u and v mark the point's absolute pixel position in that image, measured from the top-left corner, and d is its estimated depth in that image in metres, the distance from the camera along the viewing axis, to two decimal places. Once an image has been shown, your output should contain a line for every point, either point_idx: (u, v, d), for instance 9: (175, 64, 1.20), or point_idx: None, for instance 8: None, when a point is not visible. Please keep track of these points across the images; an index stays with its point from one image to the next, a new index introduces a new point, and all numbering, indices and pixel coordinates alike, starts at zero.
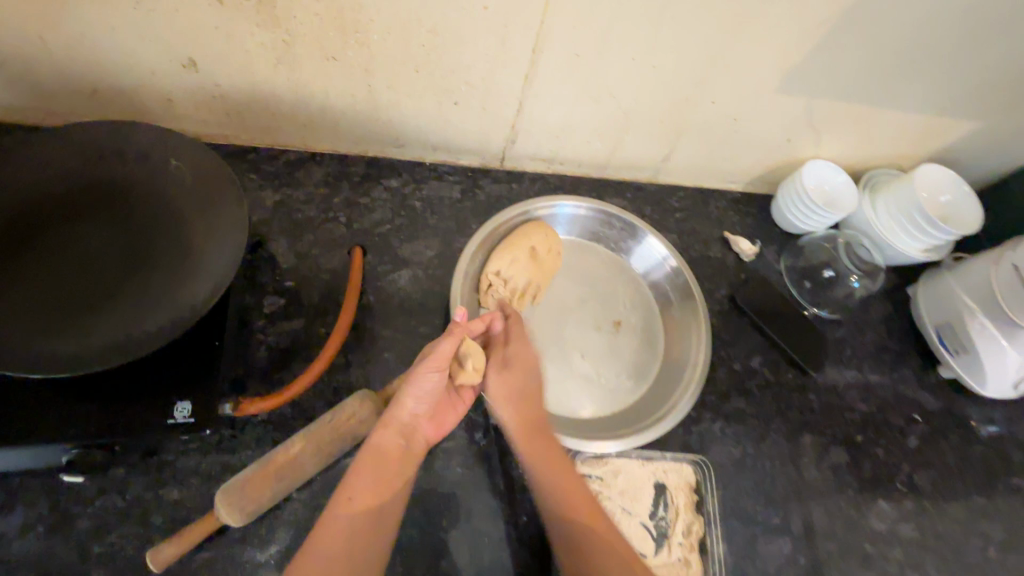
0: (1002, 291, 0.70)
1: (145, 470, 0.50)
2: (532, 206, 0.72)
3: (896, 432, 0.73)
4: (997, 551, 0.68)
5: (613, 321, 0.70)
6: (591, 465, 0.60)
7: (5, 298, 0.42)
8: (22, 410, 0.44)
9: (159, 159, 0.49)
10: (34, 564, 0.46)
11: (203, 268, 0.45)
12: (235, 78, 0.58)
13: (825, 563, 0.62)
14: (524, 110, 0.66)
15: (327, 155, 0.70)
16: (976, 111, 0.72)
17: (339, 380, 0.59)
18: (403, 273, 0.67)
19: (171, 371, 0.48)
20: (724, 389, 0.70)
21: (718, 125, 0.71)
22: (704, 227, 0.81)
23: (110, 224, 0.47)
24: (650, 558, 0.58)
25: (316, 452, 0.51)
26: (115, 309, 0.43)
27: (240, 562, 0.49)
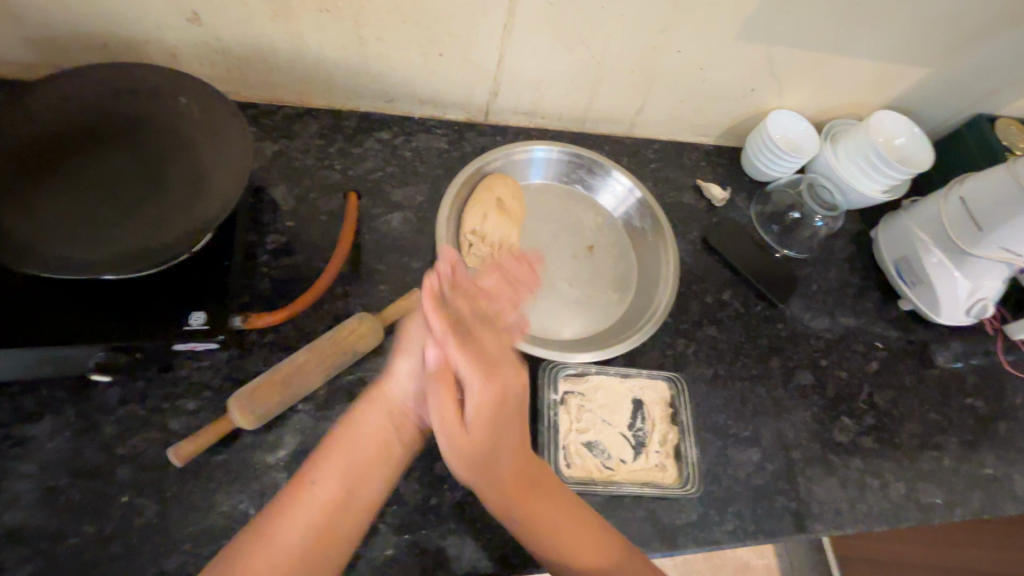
0: (950, 224, 0.75)
1: (163, 383, 0.55)
2: (510, 152, 0.77)
3: (856, 357, 0.79)
4: (951, 461, 0.74)
5: (587, 246, 0.77)
6: (573, 381, 0.66)
7: (38, 212, 0.48)
8: (53, 318, 0.48)
9: (169, 97, 0.55)
10: (67, 464, 0.50)
11: (213, 189, 0.52)
12: (236, 32, 0.62)
13: (792, 469, 0.69)
14: (505, 62, 0.71)
15: (322, 110, 0.75)
16: (922, 58, 0.78)
17: (338, 307, 0.63)
18: (395, 215, 0.72)
19: (185, 286, 0.53)
20: (696, 318, 0.76)
21: (686, 76, 0.77)
22: (677, 176, 0.87)
23: (127, 152, 0.53)
24: (628, 463, 0.62)
25: (319, 365, 0.56)
26: (136, 222, 0.50)
27: (253, 463, 0.54)
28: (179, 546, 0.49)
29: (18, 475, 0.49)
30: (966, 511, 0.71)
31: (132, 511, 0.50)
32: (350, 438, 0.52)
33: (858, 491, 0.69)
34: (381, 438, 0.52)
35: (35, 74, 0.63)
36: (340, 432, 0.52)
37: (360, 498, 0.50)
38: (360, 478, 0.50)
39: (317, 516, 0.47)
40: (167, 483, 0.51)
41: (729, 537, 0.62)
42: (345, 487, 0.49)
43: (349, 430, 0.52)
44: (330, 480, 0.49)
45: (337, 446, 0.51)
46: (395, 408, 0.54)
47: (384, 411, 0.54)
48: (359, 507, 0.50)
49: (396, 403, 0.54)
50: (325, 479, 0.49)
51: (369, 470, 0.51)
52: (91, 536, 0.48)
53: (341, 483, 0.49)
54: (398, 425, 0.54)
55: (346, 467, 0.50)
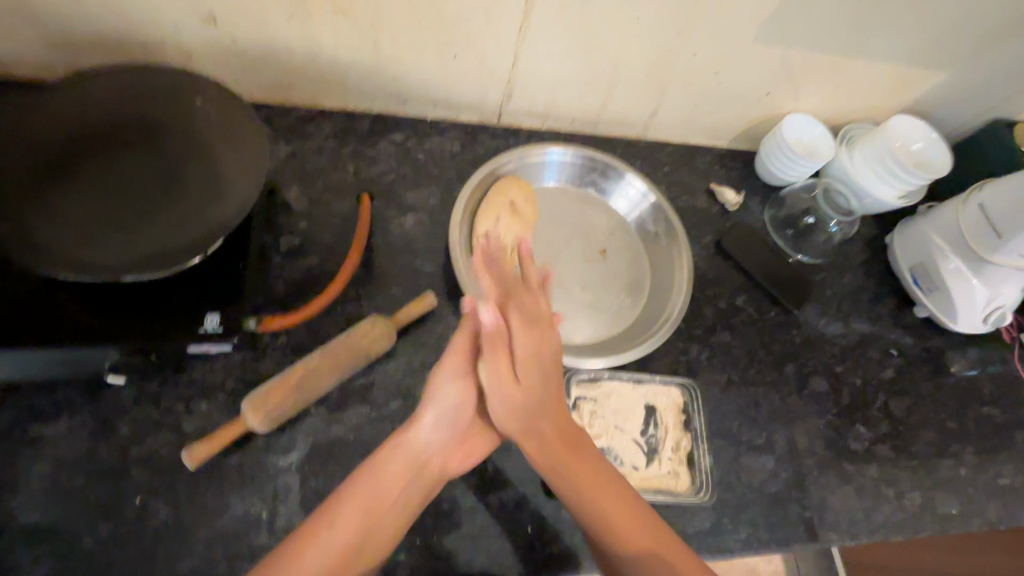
0: (970, 231, 0.74)
1: (177, 384, 0.55)
2: (525, 153, 0.77)
3: (871, 364, 0.78)
4: (967, 470, 0.73)
5: (599, 250, 0.77)
6: (586, 386, 0.65)
7: (56, 214, 0.48)
8: (70, 319, 0.49)
9: (186, 98, 0.55)
10: (81, 464, 0.50)
11: (230, 191, 0.52)
12: (253, 33, 0.62)
13: (806, 477, 0.68)
14: (519, 64, 0.71)
15: (336, 112, 0.75)
16: (942, 62, 0.77)
17: (351, 310, 0.63)
18: (408, 217, 0.71)
19: (200, 288, 0.52)
20: (710, 323, 0.75)
21: (701, 79, 0.76)
22: (691, 179, 0.86)
23: (144, 153, 0.53)
24: (641, 470, 0.62)
25: (331, 368, 0.56)
26: (153, 225, 0.50)
27: (266, 466, 0.54)
28: (193, 548, 0.50)
29: (34, 475, 0.49)
30: (983, 521, 0.71)
31: (147, 512, 0.50)
32: (375, 474, 0.50)
33: (873, 500, 0.69)
34: (400, 483, 0.50)
35: (52, 75, 0.64)
36: (369, 466, 0.51)
37: (380, 529, 0.48)
38: (384, 516, 0.49)
39: (343, 546, 0.46)
40: (181, 484, 0.51)
41: (743, 545, 0.62)
42: (368, 522, 0.48)
43: (377, 470, 0.50)
44: (352, 517, 0.47)
45: (360, 482, 0.50)
46: (418, 459, 0.52)
47: (408, 460, 0.52)
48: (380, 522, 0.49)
49: (422, 452, 0.52)
50: (350, 511, 0.48)
51: (394, 503, 0.50)
52: (106, 537, 0.48)
53: (364, 517, 0.48)
54: (422, 471, 0.52)
55: (369, 508, 0.48)
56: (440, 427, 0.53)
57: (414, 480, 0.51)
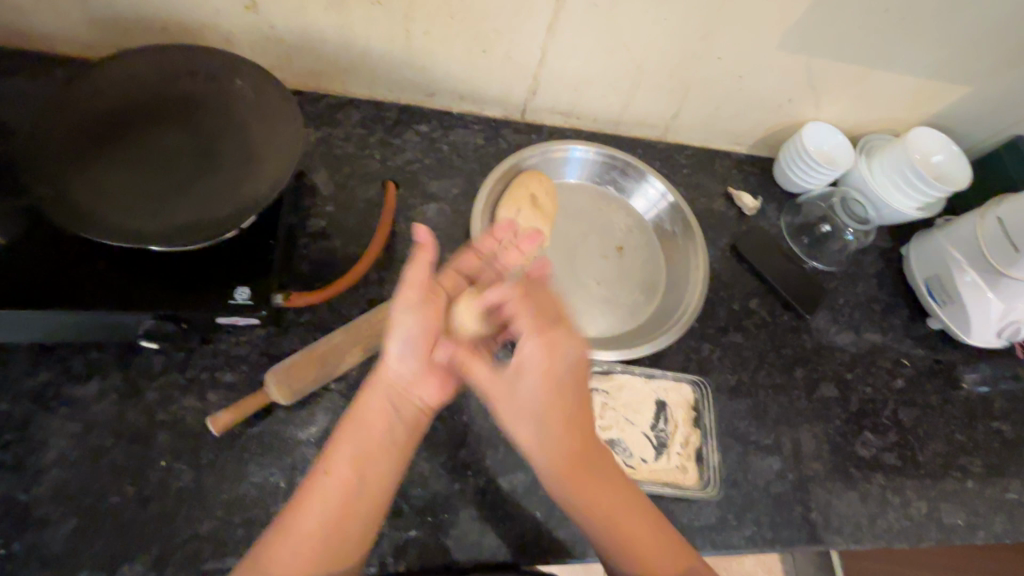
0: (988, 245, 0.74)
1: (204, 354, 0.57)
2: (549, 148, 0.78)
3: (882, 373, 0.79)
4: (975, 483, 0.73)
5: (615, 247, 0.78)
6: (598, 379, 0.66)
7: (98, 182, 0.50)
8: (106, 284, 0.51)
9: (226, 79, 0.57)
10: (111, 425, 0.52)
11: (264, 169, 0.53)
12: (290, 20, 0.64)
13: (812, 481, 0.68)
14: (546, 61, 0.72)
15: (365, 101, 0.76)
16: (965, 75, 0.77)
17: (372, 292, 0.65)
18: (430, 206, 0.73)
19: (231, 262, 0.54)
20: (722, 324, 0.76)
21: (725, 83, 0.77)
22: (709, 182, 0.87)
23: (184, 130, 0.55)
24: (650, 463, 0.63)
25: (354, 345, 0.58)
26: (189, 197, 0.52)
27: (284, 437, 0.55)
28: (212, 512, 0.51)
29: (65, 433, 0.51)
30: (989, 535, 0.71)
31: (170, 475, 0.52)
32: (356, 418, 0.50)
33: (878, 506, 0.69)
34: (382, 419, 0.50)
35: (95, 54, 0.66)
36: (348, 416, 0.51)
37: (374, 484, 0.48)
38: (373, 461, 0.49)
39: (336, 499, 0.46)
40: (204, 450, 0.53)
41: (747, 543, 0.62)
42: (358, 473, 0.48)
43: (357, 420, 0.50)
44: (345, 467, 0.48)
45: (346, 433, 0.50)
46: (395, 389, 0.51)
47: (387, 394, 0.51)
48: (368, 493, 0.48)
49: (396, 385, 0.52)
50: (341, 458, 0.48)
51: (378, 453, 0.49)
52: (130, 497, 0.50)
53: (354, 467, 0.48)
54: (399, 407, 0.51)
55: (357, 453, 0.48)
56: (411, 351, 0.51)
57: (397, 416, 0.51)
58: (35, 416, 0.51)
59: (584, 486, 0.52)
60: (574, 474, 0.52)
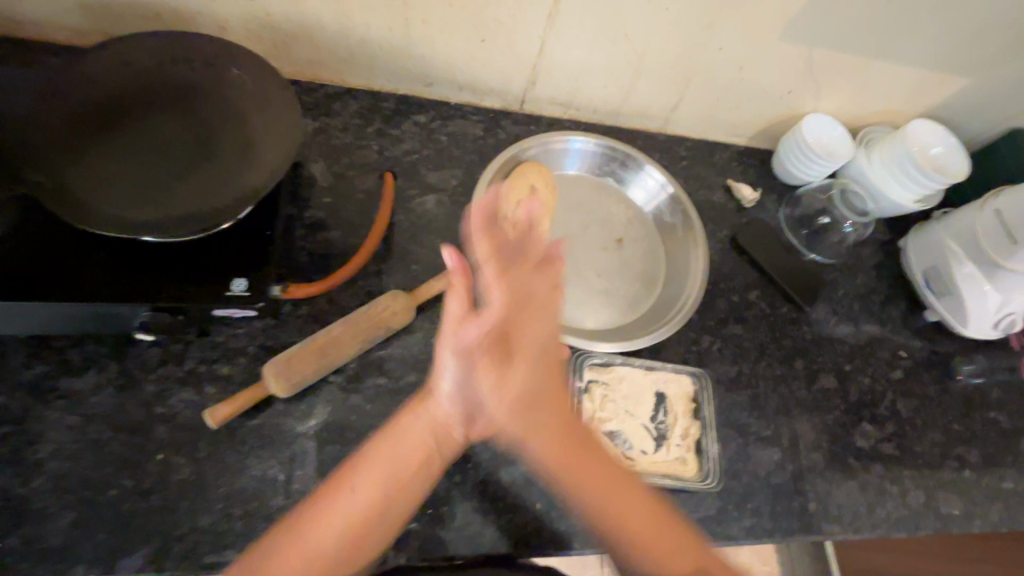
0: (986, 236, 0.74)
1: (202, 346, 0.56)
2: (551, 139, 0.78)
3: (881, 364, 0.79)
4: (971, 472, 0.74)
5: (616, 239, 0.78)
6: (598, 371, 0.66)
7: (93, 171, 0.49)
8: (101, 275, 0.50)
9: (222, 65, 0.56)
10: (108, 418, 0.52)
11: (262, 158, 0.53)
12: (287, 7, 0.63)
13: (812, 471, 0.69)
14: (546, 51, 0.71)
15: (363, 91, 0.75)
16: (964, 67, 0.77)
17: (371, 284, 0.64)
18: (429, 198, 0.72)
19: (229, 253, 0.54)
20: (722, 316, 0.76)
21: (725, 74, 0.77)
22: (709, 174, 0.87)
23: (179, 117, 0.54)
24: (650, 455, 0.63)
25: (355, 338, 0.58)
26: (186, 187, 0.51)
27: (284, 430, 0.55)
28: (212, 505, 0.51)
29: (61, 426, 0.51)
30: (985, 523, 0.71)
31: (168, 468, 0.51)
32: (395, 439, 0.51)
33: (877, 496, 0.69)
34: (424, 451, 0.52)
35: (86, 41, 0.64)
36: (387, 434, 0.52)
37: (390, 512, 0.50)
38: (400, 490, 0.50)
39: (355, 518, 0.48)
40: (203, 443, 0.53)
41: (748, 533, 0.63)
42: (383, 501, 0.49)
43: (396, 441, 0.51)
44: (368, 489, 0.49)
45: (382, 455, 0.50)
46: (440, 427, 0.53)
47: (433, 429, 0.53)
48: (384, 519, 0.49)
49: (442, 423, 0.53)
50: (367, 478, 0.49)
51: (410, 480, 0.51)
52: (129, 490, 0.50)
53: (379, 493, 0.49)
54: (441, 441, 0.53)
55: (387, 481, 0.50)
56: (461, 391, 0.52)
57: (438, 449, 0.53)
58: (31, 409, 0.51)
59: (575, 467, 0.53)
60: (565, 456, 0.53)
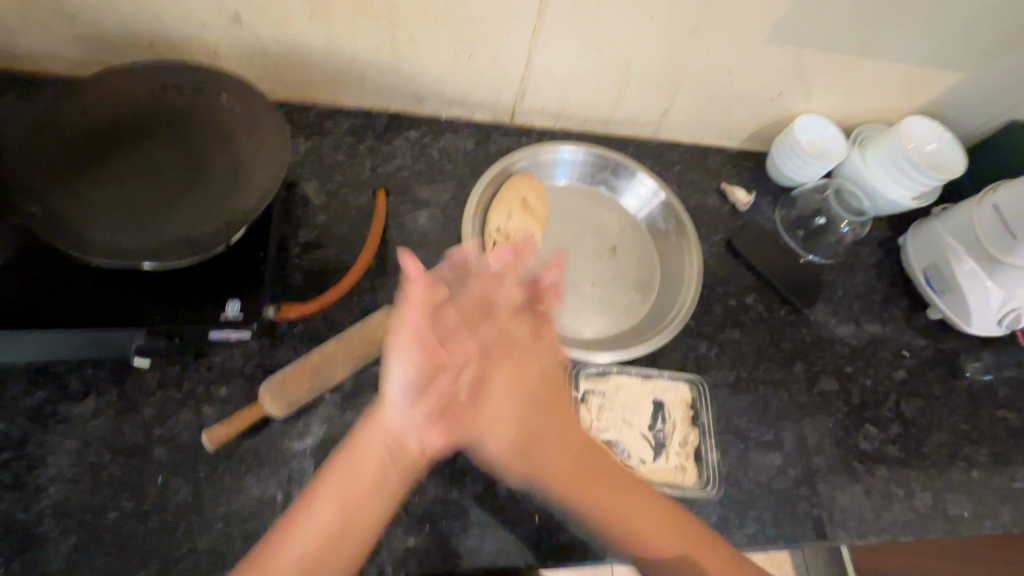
0: (985, 232, 0.73)
1: (199, 368, 0.57)
2: (539, 151, 0.79)
3: (883, 364, 0.78)
4: (980, 472, 0.73)
5: (609, 247, 0.78)
6: (594, 380, 0.66)
7: (87, 201, 0.50)
8: (97, 302, 0.51)
9: (212, 92, 0.58)
10: (108, 441, 0.53)
11: (252, 182, 0.54)
12: (276, 31, 0.64)
13: (814, 476, 0.68)
14: (533, 63, 0.72)
15: (354, 110, 0.77)
16: (955, 62, 0.77)
17: (366, 301, 0.65)
18: (422, 212, 0.73)
19: (223, 276, 0.54)
20: (720, 320, 0.76)
21: (713, 78, 0.77)
22: (702, 178, 0.87)
23: (171, 144, 0.55)
24: (649, 464, 0.62)
25: (347, 356, 0.58)
26: (178, 213, 0.52)
27: (281, 449, 0.55)
28: (211, 526, 0.51)
29: (63, 451, 0.52)
30: (996, 524, 0.70)
31: (167, 490, 0.52)
32: (351, 455, 0.49)
33: (883, 499, 0.68)
34: (377, 463, 0.48)
35: (84, 72, 0.66)
36: (343, 449, 0.49)
37: (356, 529, 0.47)
38: (358, 502, 0.47)
39: (317, 537, 0.45)
40: (201, 464, 0.53)
41: (750, 540, 0.62)
42: (339, 514, 0.46)
43: (350, 458, 0.49)
44: (327, 507, 0.47)
45: (338, 467, 0.49)
46: (391, 432, 0.49)
47: (384, 436, 0.49)
48: (351, 535, 0.46)
49: (394, 430, 0.49)
50: (325, 496, 0.47)
51: (365, 496, 0.48)
52: (129, 513, 0.50)
53: (337, 510, 0.47)
54: (395, 454, 0.49)
55: (340, 495, 0.47)
56: (405, 392, 0.49)
57: (389, 461, 0.49)
58: (32, 435, 0.52)
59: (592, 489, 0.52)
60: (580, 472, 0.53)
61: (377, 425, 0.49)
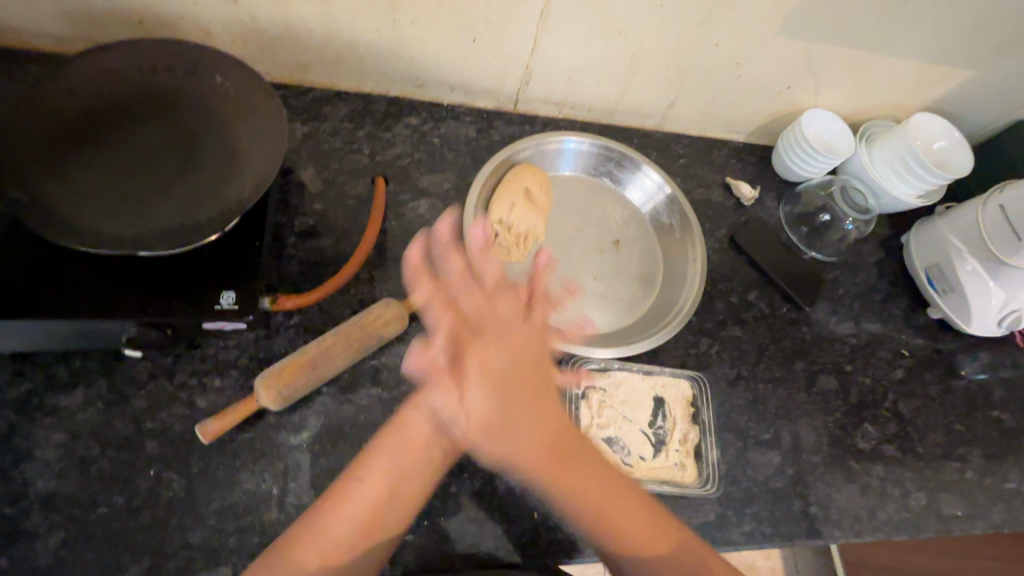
0: (989, 233, 0.73)
1: (191, 360, 0.56)
2: (542, 141, 0.76)
3: (882, 363, 0.78)
4: (974, 472, 0.73)
5: (612, 241, 0.77)
6: (594, 376, 0.65)
7: (74, 186, 0.48)
8: (84, 292, 0.49)
9: (205, 74, 0.55)
10: (98, 434, 0.51)
11: (247, 169, 0.52)
12: (272, 11, 0.61)
13: (811, 474, 0.68)
14: (539, 49, 0.70)
15: (353, 94, 0.74)
16: (968, 59, 0.75)
17: (364, 292, 0.63)
18: (422, 202, 0.71)
19: (216, 266, 0.53)
20: (721, 317, 0.75)
21: (722, 70, 0.75)
22: (706, 172, 0.85)
23: (161, 127, 0.53)
24: (648, 460, 0.62)
25: (344, 349, 0.57)
26: (169, 200, 0.50)
27: (276, 443, 0.54)
28: (204, 521, 0.50)
29: (51, 443, 0.50)
30: (987, 524, 0.71)
31: (159, 484, 0.51)
32: (395, 437, 0.51)
33: (879, 499, 0.69)
34: (422, 442, 0.51)
35: (70, 49, 0.63)
36: (388, 431, 0.52)
37: (406, 498, 0.50)
38: (410, 473, 0.50)
39: (369, 510, 0.48)
40: (194, 457, 0.52)
41: (747, 539, 0.62)
42: (391, 485, 0.49)
43: (399, 441, 0.51)
44: (377, 485, 0.49)
45: (386, 445, 0.51)
46: (436, 412, 0.52)
47: (427, 416, 0.52)
48: (401, 503, 0.49)
49: (439, 411, 0.52)
50: (373, 473, 0.49)
51: (415, 467, 0.51)
52: (119, 508, 0.49)
53: (387, 484, 0.49)
54: (439, 433, 0.52)
55: (391, 469, 0.50)
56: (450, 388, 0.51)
57: (434, 444, 0.52)
58: (18, 427, 0.50)
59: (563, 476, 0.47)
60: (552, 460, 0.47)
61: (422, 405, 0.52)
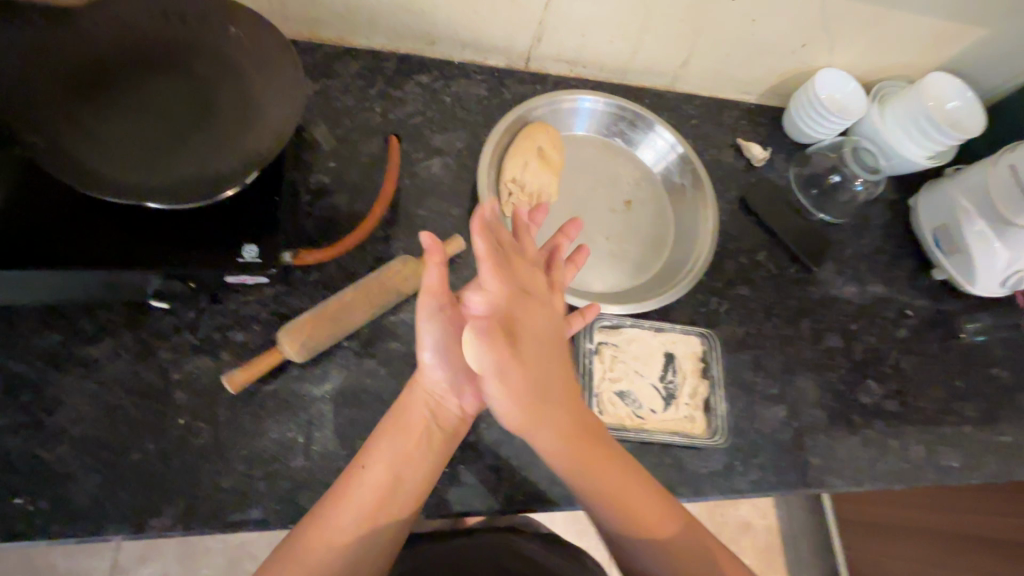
0: (998, 193, 0.73)
1: (214, 314, 0.57)
2: (557, 99, 0.76)
3: (886, 322, 0.80)
4: (970, 427, 0.75)
5: (624, 201, 0.77)
6: (607, 333, 0.66)
7: (95, 136, 0.48)
8: (109, 242, 0.49)
9: (219, 23, 0.55)
10: (127, 384, 0.53)
11: (266, 119, 0.52)
12: None
13: (814, 427, 0.70)
14: (552, 4, 0.69)
15: (363, 51, 0.73)
16: (984, 16, 0.75)
17: (380, 250, 0.64)
18: (435, 160, 0.71)
19: (238, 219, 0.53)
20: (730, 277, 0.76)
21: (737, 27, 0.74)
22: (717, 133, 0.85)
23: (178, 78, 0.53)
24: (658, 414, 0.64)
25: (364, 304, 0.58)
26: (190, 150, 0.50)
27: (299, 394, 0.56)
28: (233, 467, 0.52)
29: (81, 393, 0.51)
30: (981, 474, 0.73)
31: (189, 432, 0.52)
32: (396, 424, 0.50)
33: (879, 450, 0.71)
34: (422, 428, 0.50)
35: None
36: (388, 418, 0.51)
37: (408, 485, 0.49)
38: (407, 459, 0.49)
39: (371, 502, 0.47)
40: (221, 407, 0.54)
41: (752, 487, 0.64)
42: (393, 474, 0.48)
43: (401, 427, 0.50)
44: (379, 467, 0.48)
45: (386, 434, 0.50)
46: (432, 397, 0.52)
47: (425, 401, 0.51)
48: (403, 495, 0.49)
49: (432, 395, 0.51)
50: (377, 465, 0.48)
51: (415, 457, 0.50)
52: (151, 454, 0.51)
53: (389, 472, 0.48)
54: (435, 416, 0.51)
55: (394, 456, 0.49)
56: (441, 362, 0.50)
57: (434, 426, 0.51)
58: (49, 377, 0.51)
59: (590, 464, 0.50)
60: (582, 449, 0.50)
61: (422, 386, 0.51)
